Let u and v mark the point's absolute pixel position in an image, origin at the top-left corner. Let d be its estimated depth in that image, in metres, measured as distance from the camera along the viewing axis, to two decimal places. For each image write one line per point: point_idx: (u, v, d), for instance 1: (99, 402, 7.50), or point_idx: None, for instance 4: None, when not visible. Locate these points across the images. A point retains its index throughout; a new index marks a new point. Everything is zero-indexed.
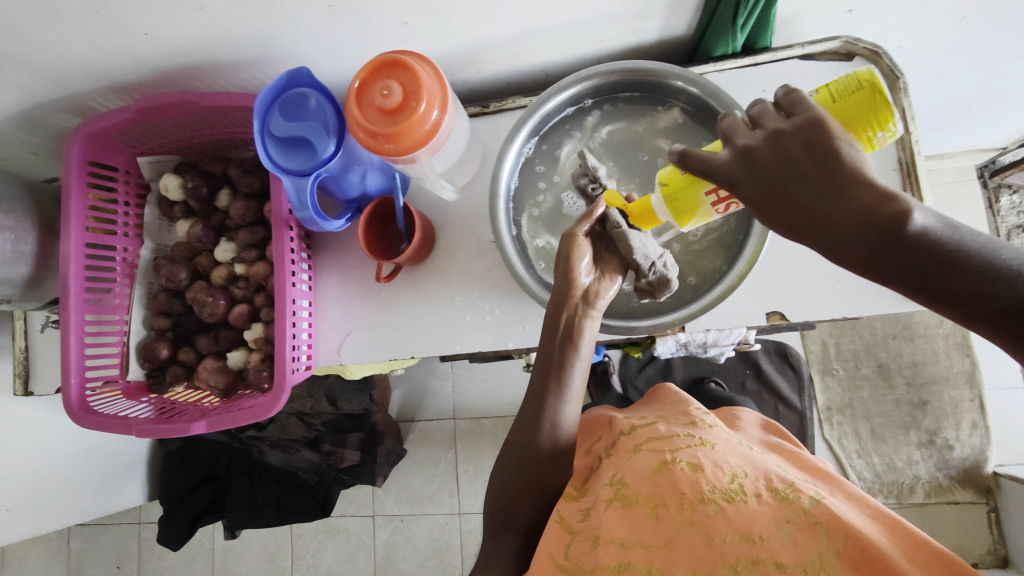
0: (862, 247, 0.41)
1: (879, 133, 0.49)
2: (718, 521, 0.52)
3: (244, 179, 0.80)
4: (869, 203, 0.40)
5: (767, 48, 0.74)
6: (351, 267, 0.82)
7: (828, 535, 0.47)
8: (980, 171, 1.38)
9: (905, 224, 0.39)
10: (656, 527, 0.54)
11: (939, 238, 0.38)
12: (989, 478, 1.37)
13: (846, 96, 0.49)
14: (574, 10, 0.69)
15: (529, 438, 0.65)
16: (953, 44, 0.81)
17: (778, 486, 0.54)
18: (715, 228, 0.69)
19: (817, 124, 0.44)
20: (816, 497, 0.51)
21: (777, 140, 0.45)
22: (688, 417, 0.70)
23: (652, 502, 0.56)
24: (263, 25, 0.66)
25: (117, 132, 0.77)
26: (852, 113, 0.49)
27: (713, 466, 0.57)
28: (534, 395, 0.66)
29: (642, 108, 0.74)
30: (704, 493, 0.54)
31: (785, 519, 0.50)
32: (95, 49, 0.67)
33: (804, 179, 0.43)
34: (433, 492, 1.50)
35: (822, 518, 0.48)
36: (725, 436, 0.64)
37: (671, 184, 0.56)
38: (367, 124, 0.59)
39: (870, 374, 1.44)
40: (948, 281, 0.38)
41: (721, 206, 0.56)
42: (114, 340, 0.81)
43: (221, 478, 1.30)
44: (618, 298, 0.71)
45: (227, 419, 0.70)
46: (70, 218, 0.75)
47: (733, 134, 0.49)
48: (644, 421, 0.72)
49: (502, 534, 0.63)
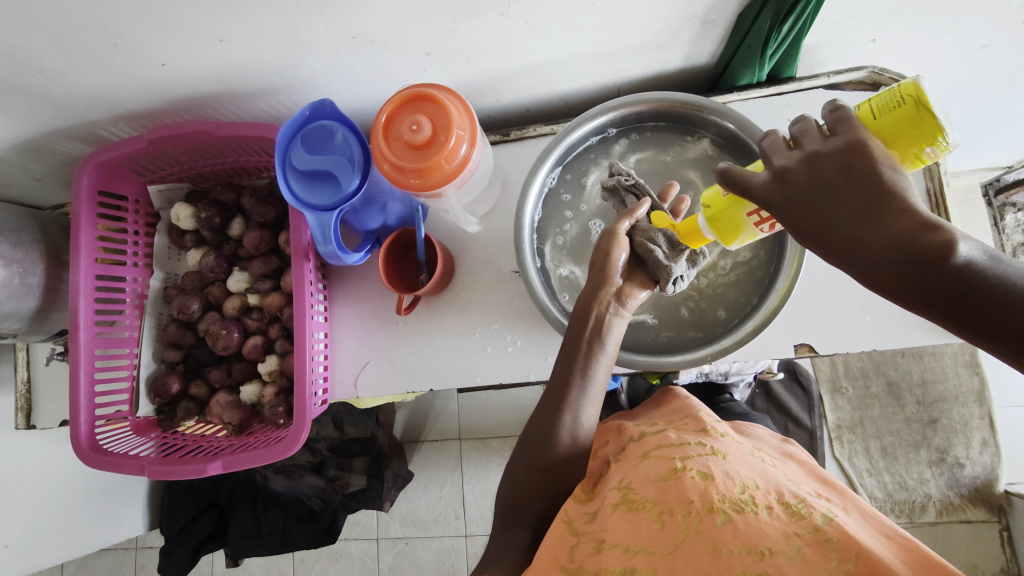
0: (895, 274, 0.35)
1: (927, 149, 0.40)
2: (726, 533, 0.46)
3: (258, 208, 0.77)
4: (907, 230, 0.35)
5: (792, 78, 0.74)
6: (368, 297, 0.81)
7: (839, 553, 0.41)
8: (985, 188, 1.33)
9: (946, 256, 0.33)
10: (660, 534, 0.49)
11: (981, 271, 0.33)
12: (1001, 496, 1.33)
13: (887, 111, 0.40)
14: (598, 41, 0.68)
15: (546, 436, 0.61)
16: (972, 69, 0.80)
17: (790, 500, 0.48)
18: (744, 262, 0.68)
19: (860, 146, 0.39)
20: (829, 514, 0.45)
21: (813, 162, 0.40)
22: (699, 422, 0.65)
23: (657, 507, 0.51)
24: (284, 56, 0.65)
25: (128, 161, 0.75)
26: (893, 130, 0.40)
27: (724, 475, 0.52)
28: (552, 391, 0.63)
29: (670, 139, 0.74)
30: (711, 503, 0.49)
31: (796, 535, 0.44)
32: (110, 80, 0.65)
33: (840, 196, 0.38)
34: (438, 515, 1.46)
35: (832, 535, 0.42)
36: (739, 449, 0.59)
37: (714, 206, 0.53)
38: (394, 158, 0.58)
39: (879, 393, 1.38)
40: (988, 312, 0.32)
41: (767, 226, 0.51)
42: (124, 374, 0.78)
43: (224, 504, 1.21)
44: (646, 330, 0.69)
45: (245, 459, 0.68)
46: (80, 250, 0.72)
47: (770, 155, 0.44)
48: (654, 427, 0.69)
49: (509, 529, 0.59)
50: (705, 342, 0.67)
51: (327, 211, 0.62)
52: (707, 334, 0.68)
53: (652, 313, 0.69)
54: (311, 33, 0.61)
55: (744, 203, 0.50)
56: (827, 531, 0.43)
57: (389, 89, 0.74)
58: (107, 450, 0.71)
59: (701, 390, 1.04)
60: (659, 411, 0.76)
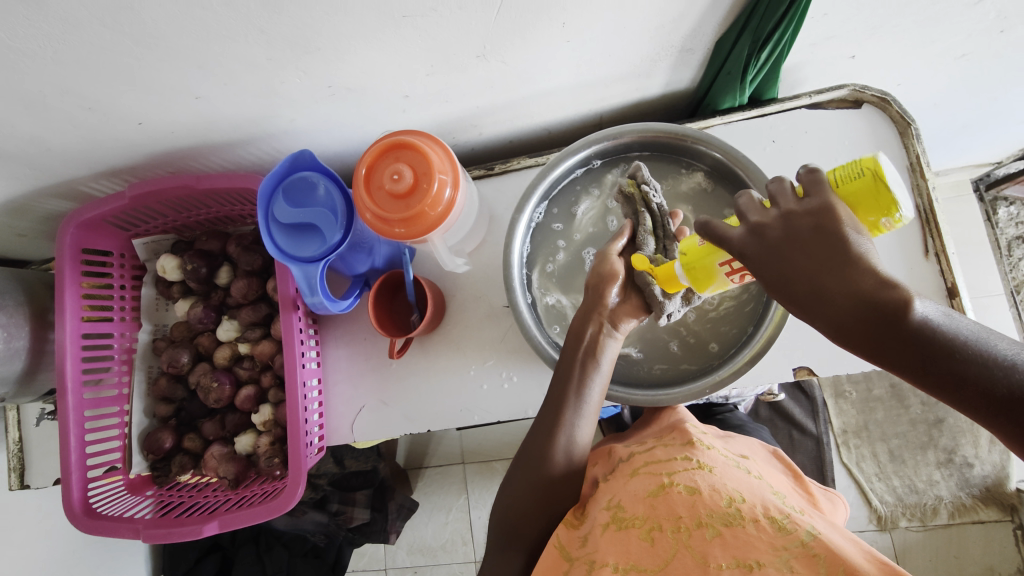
0: (859, 327, 0.36)
1: (884, 220, 0.37)
2: (715, 548, 0.47)
3: (244, 256, 0.77)
4: (869, 286, 0.36)
5: (774, 99, 0.73)
6: (360, 339, 0.80)
7: (826, 565, 0.42)
8: (975, 184, 1.30)
9: (908, 314, 0.34)
10: (650, 551, 0.49)
11: (938, 330, 0.34)
12: (1013, 494, 1.28)
13: (847, 180, 0.38)
14: (577, 74, 0.68)
15: (542, 454, 0.60)
16: (953, 77, 0.79)
17: (776, 514, 0.50)
18: (732, 296, 0.67)
19: (829, 210, 0.38)
20: (814, 529, 0.47)
21: (787, 219, 0.40)
22: (685, 434, 0.64)
23: (647, 524, 0.52)
24: (262, 108, 0.64)
25: (112, 217, 0.74)
26: (852, 199, 0.38)
27: (710, 490, 0.53)
28: (548, 405, 0.61)
29: (664, 170, 0.73)
30: (700, 519, 0.50)
31: (783, 547, 0.45)
32: (86, 141, 0.65)
33: (813, 250, 0.38)
34: (446, 542, 1.43)
35: (820, 551, 0.44)
36: (724, 459, 0.60)
37: (689, 253, 0.51)
38: (378, 209, 0.57)
39: (883, 396, 1.36)
40: (957, 365, 0.33)
41: (737, 278, 0.48)
42: (115, 432, 0.77)
43: (227, 546, 1.18)
44: (641, 362, 0.68)
45: (245, 516, 0.67)
46: (65, 309, 0.71)
47: (745, 212, 0.43)
48: (643, 443, 0.68)
49: (505, 551, 0.59)
50: (700, 374, 0.66)
51: (312, 263, 0.61)
52: (702, 366, 0.67)
53: (637, 346, 0.68)
54: (287, 85, 0.61)
55: (716, 253, 0.48)
56: (812, 541, 0.45)
57: (370, 131, 0.74)
58: (101, 513, 0.70)
59: (698, 409, 1.03)
60: (648, 429, 0.73)
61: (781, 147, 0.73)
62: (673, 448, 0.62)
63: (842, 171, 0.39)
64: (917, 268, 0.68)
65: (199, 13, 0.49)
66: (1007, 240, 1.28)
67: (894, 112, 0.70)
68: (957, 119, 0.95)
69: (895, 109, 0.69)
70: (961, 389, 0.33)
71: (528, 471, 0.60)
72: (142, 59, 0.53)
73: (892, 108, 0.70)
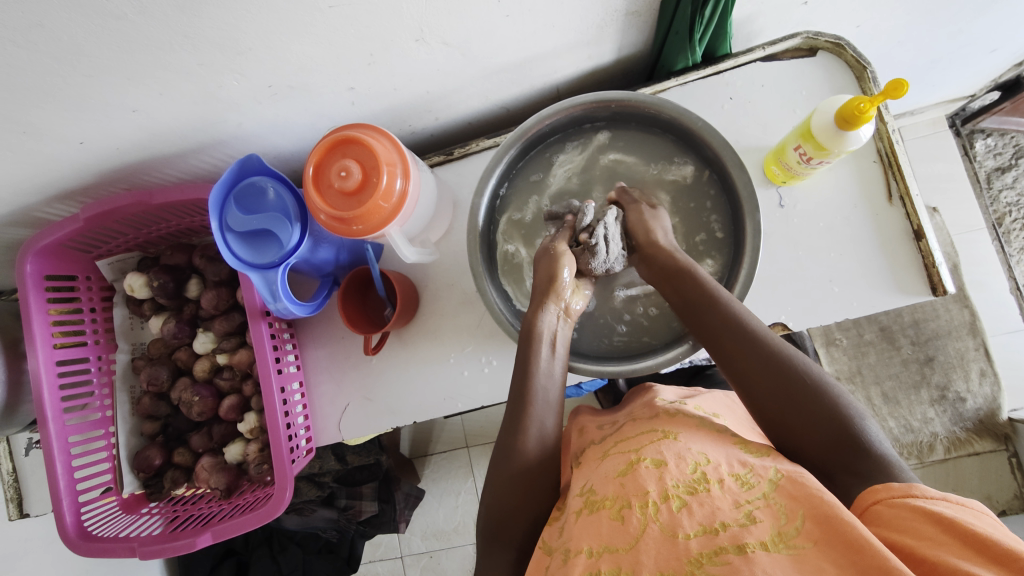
0: (725, 336, 0.57)
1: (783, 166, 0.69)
2: (682, 518, 0.47)
3: (211, 267, 0.76)
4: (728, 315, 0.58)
5: (728, 55, 0.71)
6: (337, 338, 0.78)
7: (786, 512, 0.44)
8: (951, 120, 1.26)
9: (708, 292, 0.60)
10: (622, 530, 0.48)
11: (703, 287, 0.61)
12: (1006, 424, 1.17)
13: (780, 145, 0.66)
14: (523, 49, 0.66)
15: (497, 483, 0.58)
16: (910, 15, 0.77)
17: (739, 470, 0.50)
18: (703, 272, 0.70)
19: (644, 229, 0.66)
20: (776, 477, 0.48)
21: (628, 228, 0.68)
22: (654, 408, 0.66)
23: (617, 504, 0.51)
24: (205, 116, 0.63)
25: (70, 241, 0.73)
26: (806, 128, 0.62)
27: (676, 458, 0.53)
28: (502, 445, 0.60)
29: (653, 155, 0.72)
30: (666, 491, 0.49)
31: (744, 503, 0.46)
32: (29, 167, 0.63)
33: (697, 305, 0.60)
34: (458, 524, 1.40)
35: (779, 499, 0.45)
36: (690, 421, 0.60)
37: (839, 111, 0.56)
38: (330, 209, 0.57)
39: (874, 339, 1.21)
40: (719, 312, 0.58)
41: (807, 163, 0.63)
42: (104, 455, 0.77)
43: (241, 550, 1.17)
44: (600, 336, 0.72)
45: (235, 526, 0.68)
46: (34, 338, 0.70)
47: (823, 160, 0.61)
48: (615, 424, 0.69)
49: (496, 547, 0.56)
50: (657, 349, 0.69)
51: (272, 268, 0.62)
52: (662, 339, 0.70)
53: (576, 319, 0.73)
54: (225, 90, 0.59)
55: (793, 138, 0.63)
56: (773, 494, 0.46)
57: (320, 127, 0.72)
58: (96, 535, 0.70)
59: (684, 373, 0.99)
60: (622, 411, 0.74)
61: (740, 105, 0.72)
62: (642, 423, 0.64)
63: (781, 147, 0.66)
64: (881, 213, 0.68)
65: (115, 24, 0.47)
66: (986, 172, 1.25)
67: (850, 57, 0.69)
68: (925, 54, 0.91)
69: (851, 54, 0.68)
70: (734, 346, 0.56)
71: (508, 512, 0.56)
72: (67, 77, 0.51)
73: (847, 53, 0.68)
